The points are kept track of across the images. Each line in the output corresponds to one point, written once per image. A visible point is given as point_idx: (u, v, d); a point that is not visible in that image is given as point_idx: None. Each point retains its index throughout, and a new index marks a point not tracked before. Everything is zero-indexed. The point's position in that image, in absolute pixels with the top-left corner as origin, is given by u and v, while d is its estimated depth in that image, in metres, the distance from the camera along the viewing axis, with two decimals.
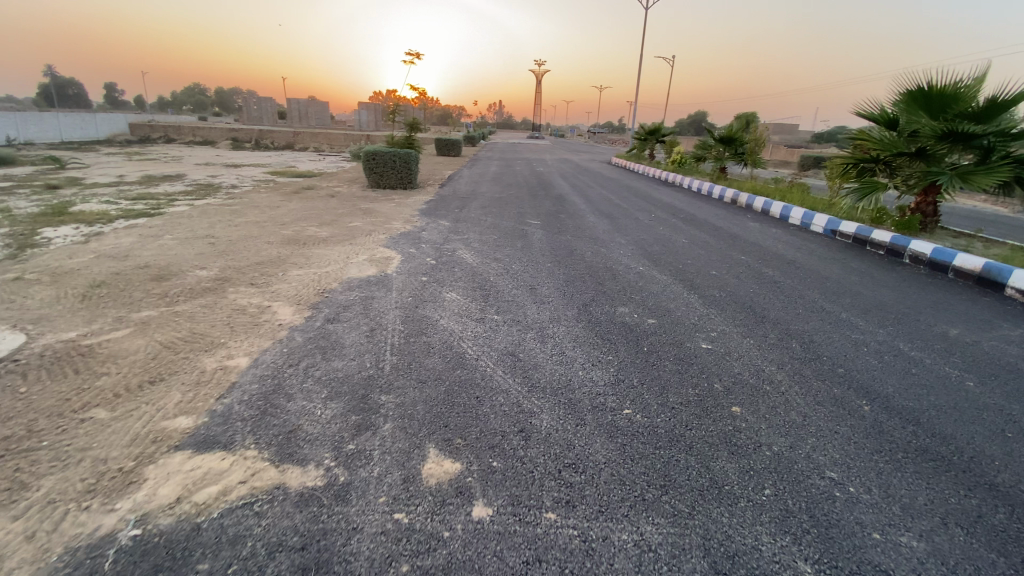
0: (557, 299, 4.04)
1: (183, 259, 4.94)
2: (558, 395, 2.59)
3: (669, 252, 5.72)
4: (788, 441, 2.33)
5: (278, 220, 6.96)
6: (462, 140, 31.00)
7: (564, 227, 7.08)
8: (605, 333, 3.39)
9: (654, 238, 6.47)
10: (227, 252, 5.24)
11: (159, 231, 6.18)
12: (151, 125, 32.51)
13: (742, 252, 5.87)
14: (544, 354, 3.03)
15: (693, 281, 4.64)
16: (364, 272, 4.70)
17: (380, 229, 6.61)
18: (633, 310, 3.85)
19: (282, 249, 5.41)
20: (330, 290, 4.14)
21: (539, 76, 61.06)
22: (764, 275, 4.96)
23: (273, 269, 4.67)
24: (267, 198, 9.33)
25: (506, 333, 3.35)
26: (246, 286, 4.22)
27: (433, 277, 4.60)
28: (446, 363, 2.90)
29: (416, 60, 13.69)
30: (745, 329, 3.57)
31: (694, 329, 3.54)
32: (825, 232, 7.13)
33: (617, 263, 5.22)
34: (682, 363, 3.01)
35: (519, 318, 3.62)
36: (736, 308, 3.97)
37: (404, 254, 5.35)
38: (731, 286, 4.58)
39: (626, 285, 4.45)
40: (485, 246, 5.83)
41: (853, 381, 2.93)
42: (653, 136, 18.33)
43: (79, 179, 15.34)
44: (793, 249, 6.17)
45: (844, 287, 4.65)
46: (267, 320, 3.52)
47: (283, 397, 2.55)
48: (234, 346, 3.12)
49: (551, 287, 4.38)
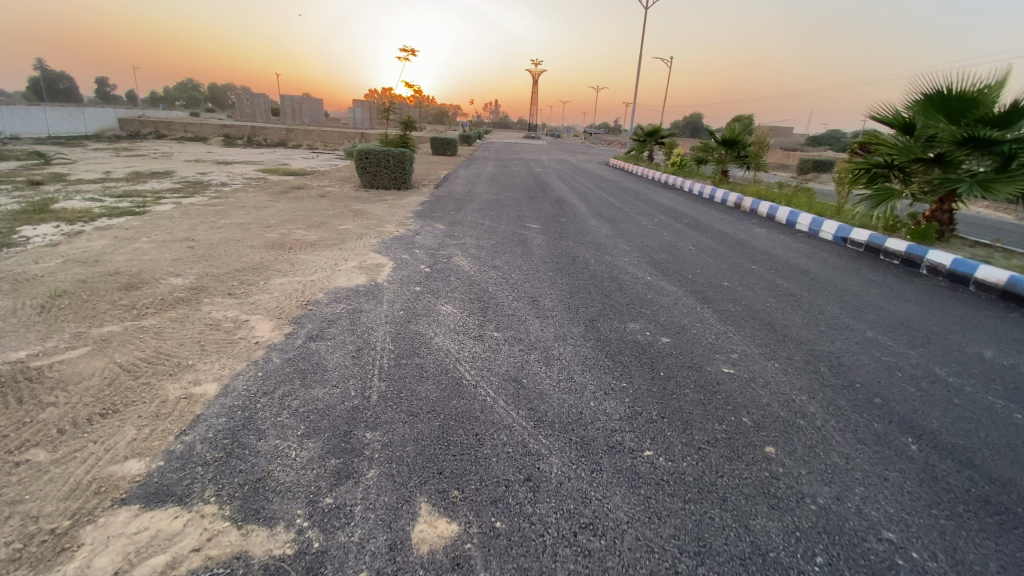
0: (561, 314, 3.73)
1: (158, 265, 4.59)
2: (568, 433, 2.27)
3: (677, 261, 5.41)
4: (833, 492, 2.03)
5: (264, 222, 6.61)
6: (458, 139, 30.65)
7: (565, 232, 6.76)
8: (616, 355, 3.08)
9: (660, 245, 6.17)
10: (207, 257, 4.88)
11: (136, 234, 5.82)
12: (141, 121, 31.90)
13: (752, 261, 5.58)
14: (550, 381, 2.71)
15: (705, 294, 4.34)
16: (352, 280, 4.37)
17: (372, 233, 6.27)
18: (644, 327, 3.55)
19: (267, 254, 5.07)
20: (314, 302, 3.81)
21: (536, 76, 60.75)
22: (778, 287, 4.67)
23: (255, 277, 4.33)
24: (255, 197, 8.97)
25: (507, 354, 3.03)
26: (223, 296, 3.88)
27: (427, 287, 4.27)
28: (440, 391, 2.58)
29: (411, 56, 13.34)
30: (767, 350, 3.27)
31: (712, 349, 3.23)
32: (835, 239, 6.86)
33: (623, 272, 4.92)
34: (704, 392, 2.70)
35: (521, 336, 3.30)
36: (754, 325, 3.68)
37: (397, 261, 5.02)
38: (746, 298, 4.29)
39: (635, 298, 4.15)
40: (483, 253, 5.50)
41: (893, 414, 2.64)
42: (652, 138, 18.05)
43: (62, 175, 14.84)
44: (805, 257, 5.89)
45: (865, 302, 4.37)
46: (242, 337, 3.18)
47: (252, 434, 2.21)
48: (203, 369, 2.78)
49: (554, 299, 4.06)
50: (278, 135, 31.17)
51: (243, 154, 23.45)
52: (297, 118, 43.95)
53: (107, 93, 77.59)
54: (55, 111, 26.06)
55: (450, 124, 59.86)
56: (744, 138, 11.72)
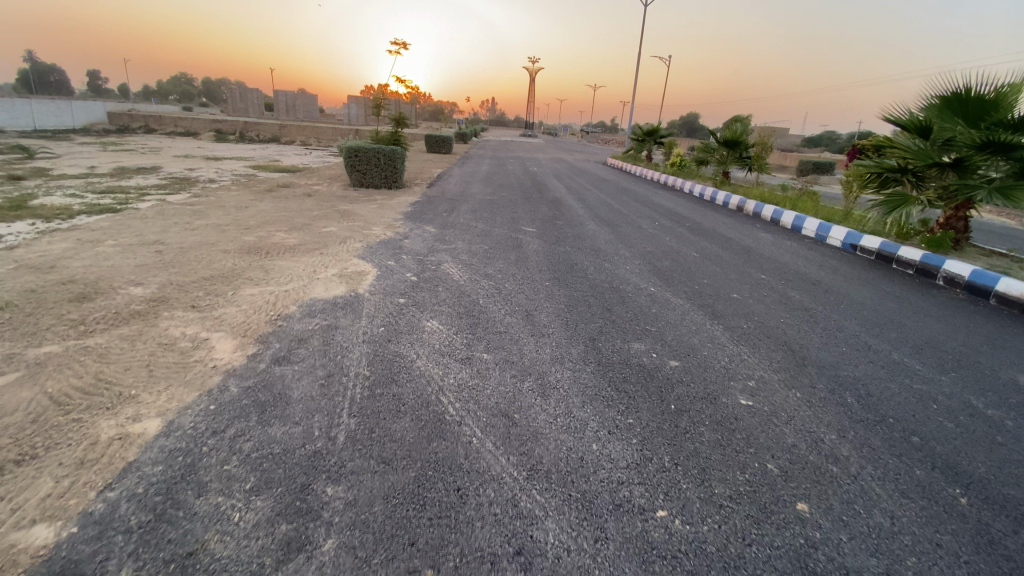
0: (558, 331, 3.38)
1: (118, 272, 4.21)
2: (567, 488, 1.92)
3: (682, 269, 5.08)
4: (881, 565, 1.70)
5: (242, 223, 6.24)
6: (454, 137, 30.27)
7: (562, 237, 6.42)
8: (620, 383, 2.74)
9: (663, 251, 5.83)
10: (174, 264, 4.51)
11: (103, 235, 5.43)
12: (130, 115, 31.33)
13: (760, 269, 5.26)
14: (546, 416, 2.37)
15: (714, 308, 4.01)
16: (330, 291, 4.00)
17: (358, 236, 5.91)
18: (649, 347, 3.21)
19: (240, 260, 4.70)
20: (285, 317, 3.45)
21: (533, 73, 60.31)
22: (791, 300, 4.34)
23: (223, 286, 3.97)
24: (238, 196, 8.57)
25: (498, 381, 2.68)
26: (183, 310, 3.51)
27: (412, 299, 3.91)
28: (419, 430, 2.23)
29: (402, 49, 12.92)
30: (786, 377, 2.95)
31: (726, 375, 2.90)
32: (844, 246, 6.54)
33: (624, 282, 4.59)
34: (721, 431, 2.37)
35: (514, 359, 2.95)
36: (769, 346, 3.35)
37: (381, 268, 4.67)
38: (758, 314, 3.96)
39: (638, 313, 3.81)
40: (475, 259, 5.15)
41: (934, 458, 2.30)
42: (651, 137, 17.72)
43: (45, 170, 14.39)
44: (814, 266, 5.58)
45: (885, 318, 4.04)
46: (198, 360, 2.82)
47: (191, 490, 1.87)
48: (146, 402, 2.43)
49: (551, 314, 3.72)
50: (271, 130, 30.63)
51: (233, 150, 22.95)
52: (291, 113, 43.39)
53: (99, 87, 76.79)
54: (43, 103, 25.46)
55: (446, 122, 59.31)
56: (745, 139, 11.40)
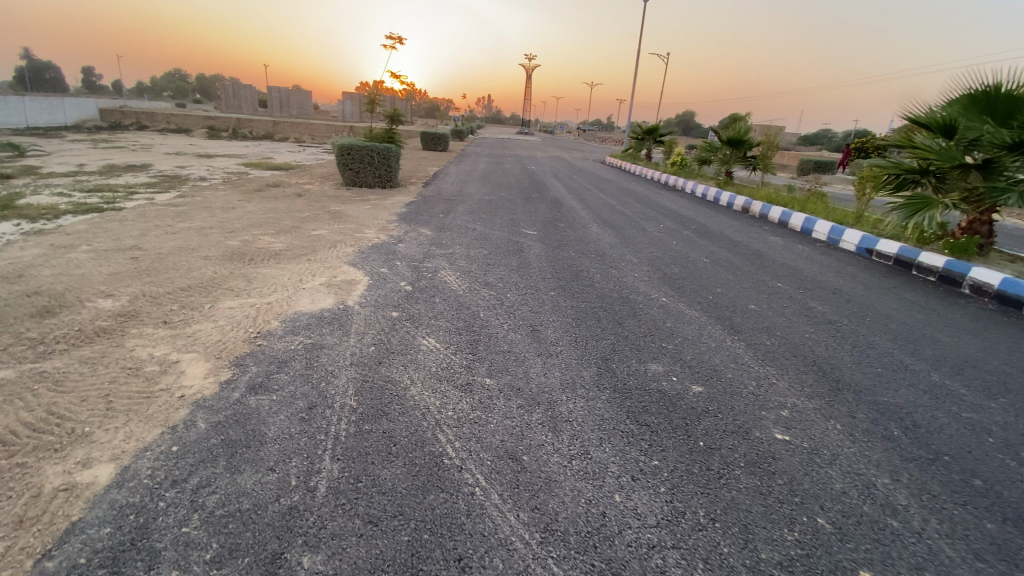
0: (567, 350, 3.07)
1: (88, 282, 3.87)
2: (588, 555, 1.63)
3: (693, 276, 4.79)
4: None
5: (227, 226, 5.90)
6: (450, 134, 29.92)
7: (565, 240, 6.11)
8: (640, 413, 2.44)
9: (671, 257, 5.53)
10: (150, 272, 4.17)
11: (78, 239, 5.08)
12: (122, 111, 30.81)
13: (775, 277, 4.96)
14: (559, 458, 2.08)
15: (732, 321, 3.72)
16: (317, 303, 3.68)
17: (349, 240, 5.59)
18: (668, 368, 2.91)
19: (222, 268, 4.37)
20: (266, 334, 3.13)
21: (529, 70, 59.89)
22: (813, 312, 4.05)
23: (201, 298, 3.64)
24: (225, 196, 8.21)
25: (503, 413, 2.37)
26: (154, 326, 3.18)
27: (406, 312, 3.60)
28: (412, 479, 1.92)
29: (397, 44, 12.52)
30: (821, 406, 2.66)
31: (756, 404, 2.61)
32: (858, 251, 6.26)
33: (634, 291, 4.28)
34: (759, 475, 2.08)
35: (519, 384, 2.64)
36: (798, 367, 3.06)
37: (374, 276, 4.35)
38: (780, 328, 3.67)
39: (652, 327, 3.51)
40: (474, 265, 4.85)
41: (1002, 507, 2.02)
42: (650, 135, 17.39)
43: (33, 167, 13.96)
44: (831, 272, 5.30)
45: (916, 333, 3.76)
46: (164, 389, 2.50)
47: (141, 562, 1.56)
48: (101, 442, 2.10)
49: (558, 328, 3.41)
50: (265, 127, 30.16)
51: (225, 147, 22.52)
52: (284, 110, 42.91)
53: (91, 83, 75.97)
54: (33, 99, 24.95)
55: (442, 118, 58.88)
56: (750, 138, 11.11)
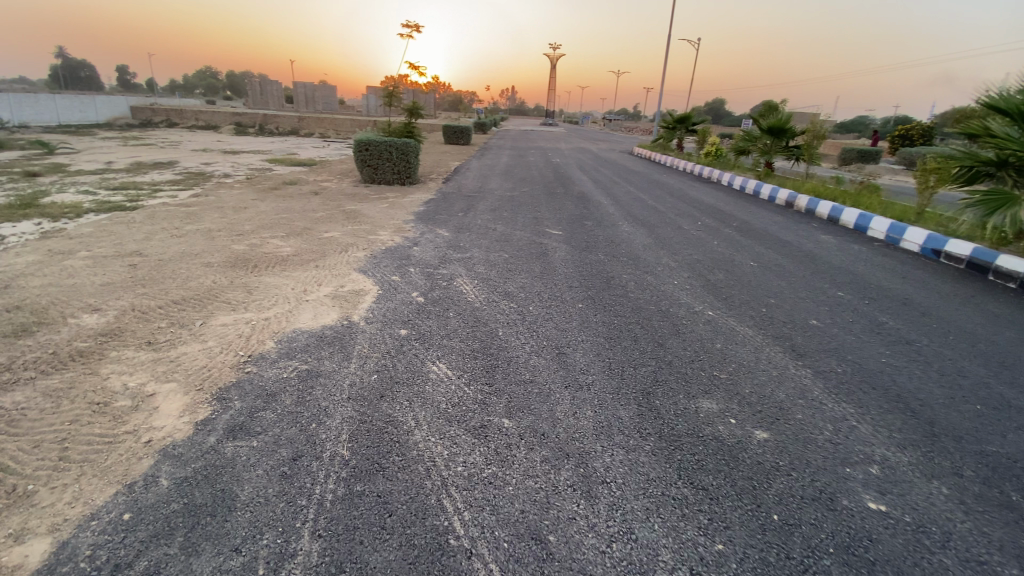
0: (600, 381, 2.61)
1: (77, 295, 3.60)
2: None
3: (741, 284, 4.25)
4: None
5: (236, 228, 5.62)
6: (473, 127, 29.50)
7: (593, 241, 5.61)
8: (694, 472, 1.98)
9: (714, 260, 4.98)
10: (145, 282, 3.88)
11: (80, 244, 4.86)
12: (153, 109, 31.29)
13: (834, 284, 4.38)
14: (595, 541, 1.63)
15: (792, 342, 3.20)
16: (319, 318, 3.30)
17: (361, 242, 5.22)
18: (724, 408, 2.43)
19: (222, 275, 4.06)
20: (258, 359, 2.77)
21: (554, 60, 58.89)
22: (885, 329, 3.50)
23: (194, 314, 3.32)
24: (240, 195, 7.98)
25: (524, 470, 1.94)
26: (136, 348, 2.86)
27: (416, 330, 3.18)
28: (408, 570, 1.51)
29: (416, 33, 12.09)
30: (917, 461, 2.16)
31: (836, 459, 2.12)
32: (923, 252, 5.59)
33: (674, 302, 3.79)
34: (856, 568, 1.60)
35: (545, 427, 2.20)
36: (880, 405, 2.54)
37: (384, 285, 3.97)
38: (850, 350, 3.13)
39: (699, 350, 3.02)
40: (493, 272, 4.42)
41: None
42: (682, 125, 16.60)
43: (62, 165, 14.14)
44: (896, 278, 4.68)
45: (1013, 356, 3.17)
46: (130, 432, 2.17)
47: None
48: (43, 505, 1.77)
49: (589, 351, 2.95)
50: (290, 123, 30.28)
51: (251, 142, 22.54)
52: (310, 105, 43.18)
53: (126, 81, 78.18)
54: (67, 99, 25.48)
55: (465, 111, 58.54)
56: (793, 127, 10.35)
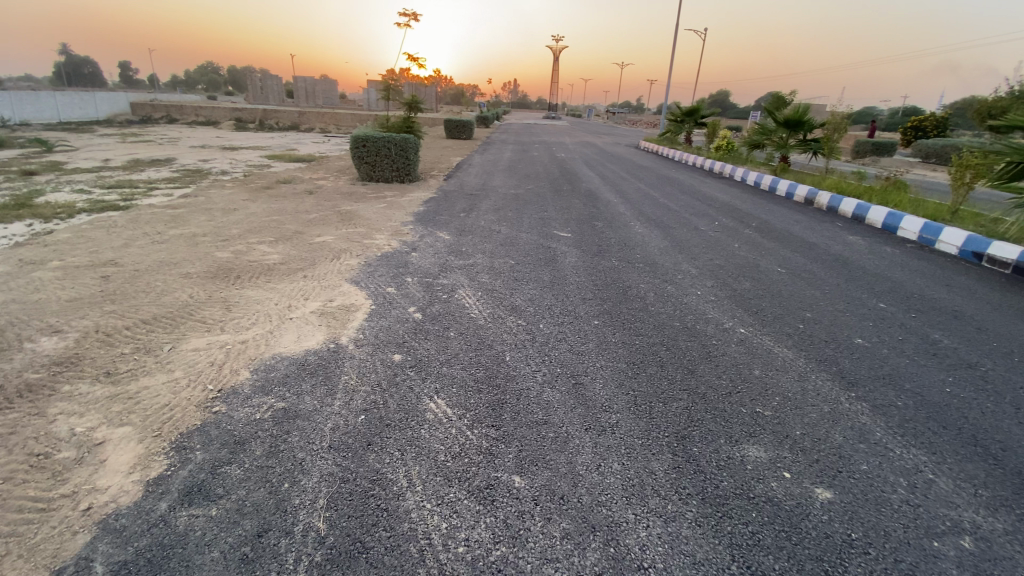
0: (626, 421, 2.23)
1: (39, 313, 3.25)
2: None
3: (771, 295, 3.86)
4: None
5: (223, 232, 5.27)
6: (476, 120, 29.06)
7: (605, 245, 5.22)
8: (750, 550, 1.61)
9: (737, 266, 4.59)
10: (116, 297, 3.53)
11: (54, 252, 4.52)
12: (152, 104, 30.93)
13: (873, 294, 3.98)
14: None
15: (839, 367, 2.81)
16: (302, 341, 2.93)
17: (355, 248, 4.85)
18: (774, 457, 2.05)
19: (202, 288, 3.70)
20: (229, 394, 2.40)
21: (556, 53, 58.24)
22: (941, 349, 3.10)
23: (163, 336, 2.96)
24: (232, 195, 7.61)
25: (541, 553, 1.57)
26: (91, 381, 2.50)
27: (411, 354, 2.81)
28: None
29: (412, 21, 11.63)
30: (1019, 529, 1.77)
31: (919, 528, 1.75)
32: (962, 255, 5.17)
33: (700, 318, 3.40)
34: None
35: (564, 488, 1.83)
36: (956, 451, 2.16)
37: (378, 299, 3.60)
38: (907, 378, 2.74)
39: (735, 379, 2.63)
40: (498, 282, 4.04)
41: None
42: (690, 117, 16.10)
43: (58, 163, 13.85)
44: (939, 285, 4.28)
45: None
46: (69, 495, 1.82)
47: None
48: None
49: (610, 381, 2.57)
50: (290, 118, 29.90)
51: (251, 138, 22.18)
52: (311, 100, 42.77)
53: (128, 77, 78.03)
54: (66, 95, 25.19)
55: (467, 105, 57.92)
56: (811, 119, 9.90)
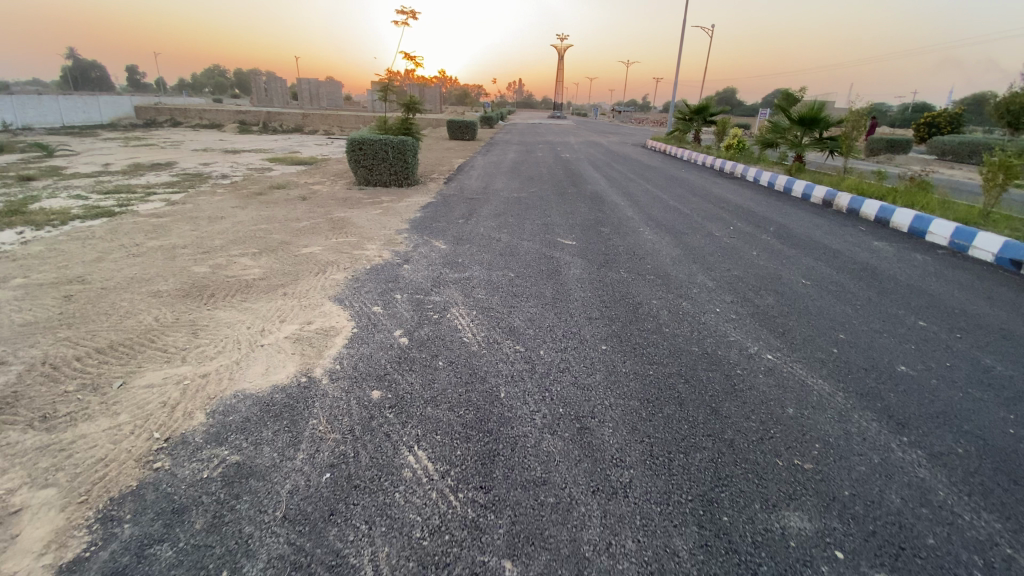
0: (642, 481, 1.87)
1: None
2: None
3: (798, 313, 3.48)
4: None
5: (204, 243, 4.96)
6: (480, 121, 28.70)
7: (612, 254, 4.86)
8: None
9: (757, 277, 4.22)
10: (75, 320, 3.21)
11: (22, 267, 4.22)
12: (158, 107, 30.89)
13: (910, 310, 3.59)
14: None
15: (884, 403, 2.43)
16: (271, 374, 2.59)
17: (344, 259, 4.52)
18: (822, 530, 1.69)
19: (170, 308, 3.38)
20: (177, 444, 2.06)
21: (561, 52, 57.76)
22: (997, 378, 2.71)
23: (116, 369, 2.63)
24: (222, 202, 7.31)
25: None
26: (24, 428, 2.17)
27: (393, 390, 2.46)
28: None
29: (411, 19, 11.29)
30: None
31: None
32: (998, 262, 4.75)
33: (720, 341, 3.03)
34: None
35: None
36: None
37: (362, 320, 3.27)
38: (962, 416, 2.36)
39: (767, 420, 2.26)
40: (495, 298, 3.69)
41: None
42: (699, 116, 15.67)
43: (58, 168, 13.64)
44: (980, 299, 3.88)
45: None
46: None
47: None
48: None
49: (620, 425, 2.20)
50: (295, 120, 29.71)
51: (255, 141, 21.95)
52: (315, 102, 42.59)
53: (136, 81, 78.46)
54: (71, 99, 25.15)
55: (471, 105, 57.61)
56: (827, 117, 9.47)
